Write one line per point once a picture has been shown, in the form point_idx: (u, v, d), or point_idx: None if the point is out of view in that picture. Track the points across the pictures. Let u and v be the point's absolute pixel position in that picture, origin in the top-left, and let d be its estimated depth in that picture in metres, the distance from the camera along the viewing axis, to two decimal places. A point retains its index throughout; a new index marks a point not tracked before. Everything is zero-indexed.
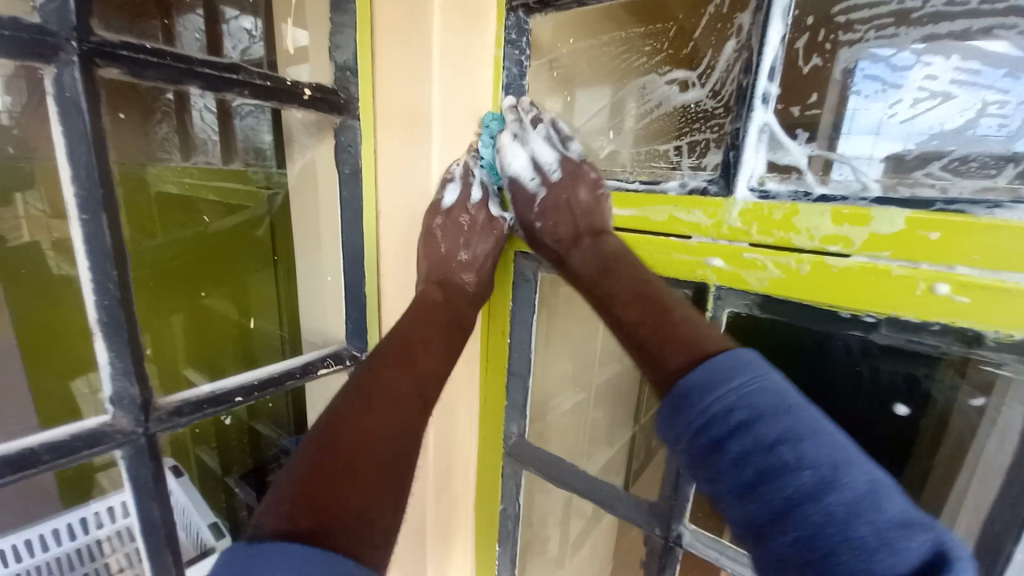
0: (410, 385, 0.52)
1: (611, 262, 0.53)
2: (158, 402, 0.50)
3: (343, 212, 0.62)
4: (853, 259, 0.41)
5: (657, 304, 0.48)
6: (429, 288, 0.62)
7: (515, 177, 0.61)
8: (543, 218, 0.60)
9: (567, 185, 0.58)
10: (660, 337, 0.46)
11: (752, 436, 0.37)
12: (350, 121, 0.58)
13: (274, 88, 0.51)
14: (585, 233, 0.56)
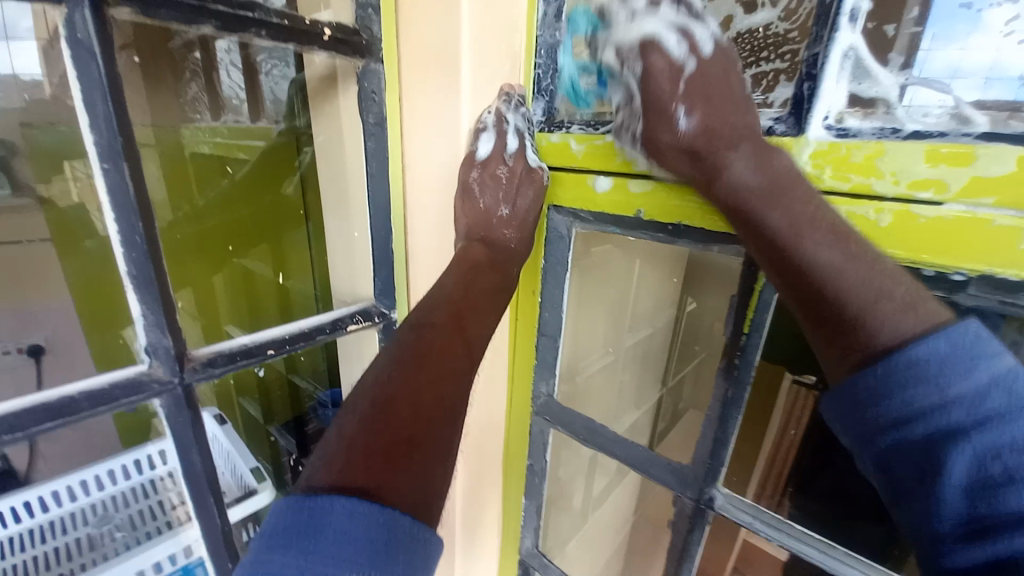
0: (464, 354, 0.49)
1: (776, 174, 0.41)
2: (193, 354, 0.50)
3: (368, 165, 0.59)
4: (945, 208, 0.35)
5: (863, 248, 0.37)
6: (472, 245, 0.59)
7: (649, 43, 0.45)
8: (685, 110, 0.45)
9: (717, 61, 0.45)
10: (858, 304, 0.37)
11: (970, 406, 0.33)
12: (373, 65, 0.55)
13: (292, 27, 0.48)
14: (746, 144, 0.42)
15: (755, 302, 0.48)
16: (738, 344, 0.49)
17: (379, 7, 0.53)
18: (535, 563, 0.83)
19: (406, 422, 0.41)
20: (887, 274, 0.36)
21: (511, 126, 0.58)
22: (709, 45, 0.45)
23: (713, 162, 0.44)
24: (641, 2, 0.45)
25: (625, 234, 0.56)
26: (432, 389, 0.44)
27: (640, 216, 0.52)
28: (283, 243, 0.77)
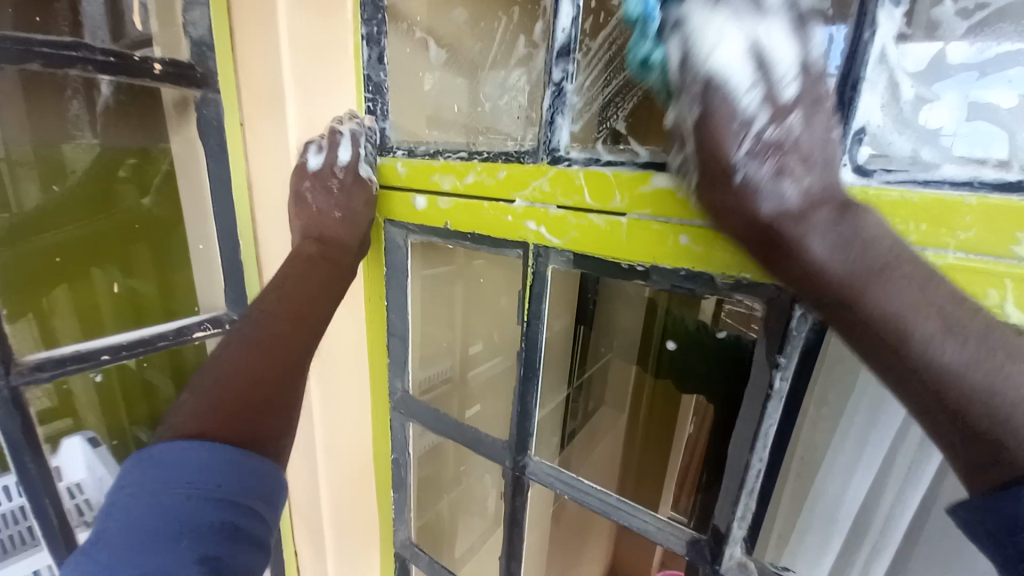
0: (306, 337, 0.54)
1: (863, 251, 0.33)
2: (21, 359, 0.54)
3: (211, 182, 0.65)
4: (628, 217, 0.48)
5: (966, 332, 0.30)
6: (304, 243, 0.62)
7: (712, 79, 0.33)
8: (750, 167, 0.34)
9: (806, 117, 0.34)
10: (980, 392, 0.29)
11: None
12: (210, 95, 0.61)
13: (118, 63, 0.54)
14: (825, 207, 0.34)
15: (531, 296, 0.58)
16: (523, 329, 0.60)
17: (215, 46, 0.60)
18: (407, 555, 0.88)
19: (243, 395, 0.45)
20: (999, 370, 0.29)
21: (344, 134, 0.61)
22: (795, 85, 0.33)
23: (790, 235, 0.34)
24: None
25: (445, 243, 0.65)
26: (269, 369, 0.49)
27: (447, 227, 0.62)
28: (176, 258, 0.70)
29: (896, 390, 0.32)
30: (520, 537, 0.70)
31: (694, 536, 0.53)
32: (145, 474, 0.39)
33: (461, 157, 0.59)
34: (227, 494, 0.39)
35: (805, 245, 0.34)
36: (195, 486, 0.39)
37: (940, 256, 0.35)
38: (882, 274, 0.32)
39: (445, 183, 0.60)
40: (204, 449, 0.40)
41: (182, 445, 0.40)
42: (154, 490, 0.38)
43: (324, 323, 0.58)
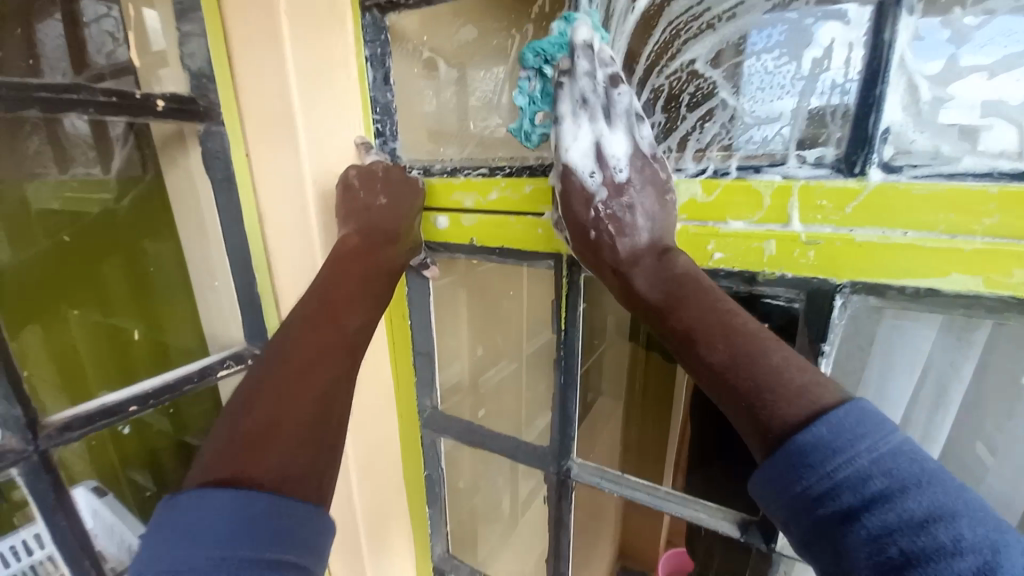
0: (342, 350, 0.50)
1: (671, 281, 0.43)
2: (47, 421, 0.52)
3: (222, 216, 0.62)
4: None
5: (747, 334, 0.38)
6: (350, 234, 0.59)
7: (570, 167, 0.48)
8: (600, 220, 0.48)
9: (624, 187, 0.47)
10: (752, 385, 0.36)
11: (893, 510, 0.29)
12: (214, 127, 0.59)
13: (121, 103, 0.51)
14: (647, 255, 0.46)
15: (566, 303, 0.59)
16: (560, 338, 0.61)
17: (214, 76, 0.57)
18: (447, 567, 0.89)
19: (267, 416, 0.43)
20: (775, 366, 0.36)
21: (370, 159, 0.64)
22: (625, 170, 0.47)
23: (621, 272, 0.46)
24: (600, 106, 0.47)
25: (468, 258, 0.65)
26: (293, 387, 0.46)
27: (474, 242, 0.62)
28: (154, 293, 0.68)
29: (715, 395, 0.38)
30: (566, 538, 0.71)
31: (744, 518, 0.55)
32: (168, 538, 0.35)
33: (482, 173, 0.58)
34: (261, 550, 0.36)
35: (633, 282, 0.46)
36: (227, 548, 0.35)
37: (970, 242, 0.38)
38: (676, 299, 0.42)
39: (467, 200, 0.60)
40: (235, 499, 0.37)
41: (207, 495, 0.37)
42: (186, 549, 0.35)
43: (365, 331, 0.54)
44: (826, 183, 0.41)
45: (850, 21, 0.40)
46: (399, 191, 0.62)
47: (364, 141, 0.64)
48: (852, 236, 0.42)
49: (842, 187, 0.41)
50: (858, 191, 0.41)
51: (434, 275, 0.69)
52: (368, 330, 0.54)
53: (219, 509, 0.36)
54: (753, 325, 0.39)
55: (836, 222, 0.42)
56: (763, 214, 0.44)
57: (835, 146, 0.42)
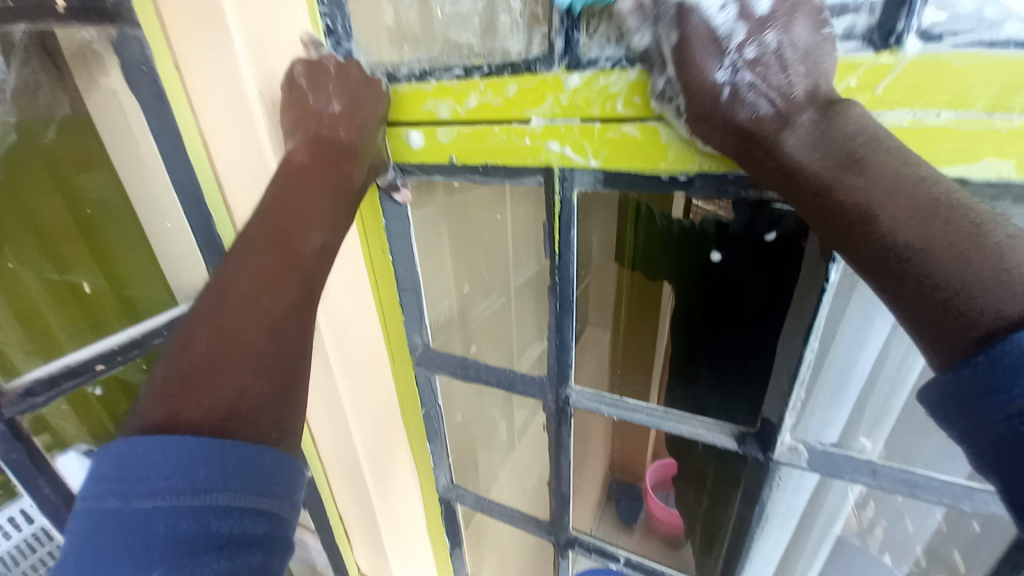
0: (300, 289, 0.45)
1: (840, 144, 0.34)
2: (6, 387, 0.48)
3: (159, 144, 0.54)
4: (663, 119, 0.43)
5: (944, 211, 0.30)
6: (296, 147, 0.51)
7: (688, 6, 0.36)
8: (739, 72, 0.36)
9: (783, 16, 0.35)
10: (980, 269, 0.29)
11: None
12: (129, 31, 0.49)
13: (18, 7, 0.45)
14: (808, 109, 0.35)
15: (560, 225, 0.54)
16: (554, 263, 0.57)
17: None
18: (452, 496, 0.91)
19: (215, 355, 0.40)
20: (998, 248, 0.29)
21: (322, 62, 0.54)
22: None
23: (766, 138, 0.36)
24: None
25: (449, 180, 0.59)
26: (240, 311, 0.42)
27: (453, 161, 0.55)
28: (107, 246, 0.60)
29: (893, 291, 0.32)
30: (567, 460, 0.72)
31: (742, 431, 0.56)
32: (103, 485, 0.34)
33: (458, 76, 0.51)
34: (203, 497, 0.35)
35: (781, 143, 0.36)
36: (166, 498, 0.34)
37: (1009, 121, 0.34)
38: (861, 162, 0.33)
39: (443, 109, 0.53)
40: (172, 444, 0.35)
41: (140, 441, 0.35)
42: (121, 500, 0.34)
43: (325, 255, 0.49)
44: (857, 61, 0.36)
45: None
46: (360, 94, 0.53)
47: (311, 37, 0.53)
48: (881, 122, 0.37)
49: (873, 64, 0.36)
50: (891, 67, 0.35)
51: (406, 200, 0.63)
52: (329, 255, 0.49)
53: (157, 449, 0.35)
54: (968, 211, 0.30)
55: (864, 107, 0.37)
56: None
57: (872, 11, 0.35)
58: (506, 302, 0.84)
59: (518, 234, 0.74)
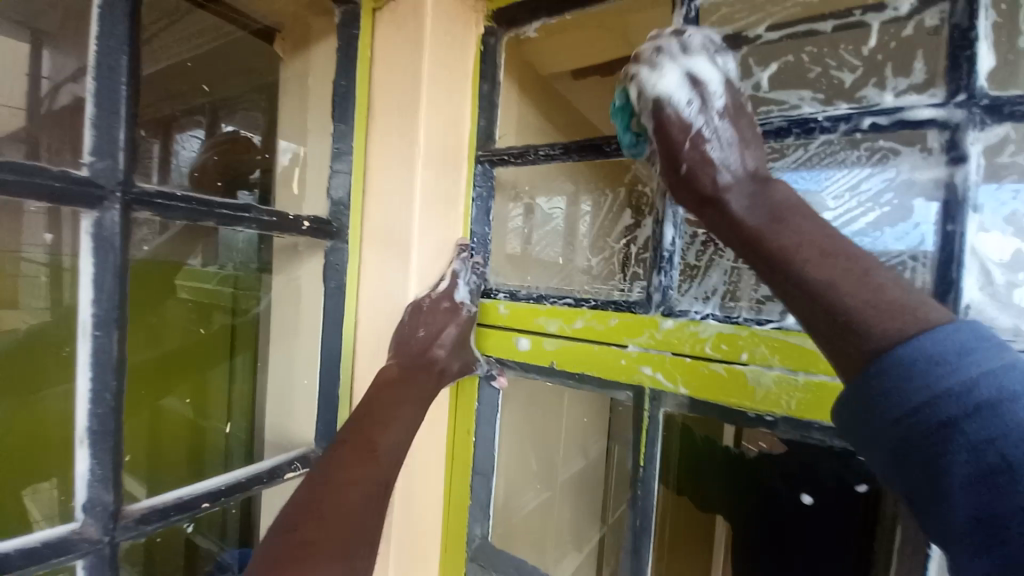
0: (370, 475, 0.55)
1: (769, 202, 0.40)
2: (127, 509, 0.51)
3: (326, 319, 0.69)
4: (748, 365, 0.51)
5: (835, 238, 0.36)
6: (393, 359, 0.65)
7: (661, 98, 0.45)
8: (699, 142, 0.44)
9: (732, 116, 0.44)
10: (863, 298, 0.33)
11: (1015, 425, 0.26)
12: (339, 244, 0.68)
13: (278, 221, 0.60)
14: (746, 180, 0.42)
15: (646, 438, 0.59)
16: (638, 475, 0.59)
17: (349, 204, 0.69)
18: None
19: (302, 534, 0.49)
20: (878, 282, 0.33)
21: (462, 268, 0.70)
22: (722, 98, 0.44)
23: (709, 193, 0.43)
24: (676, 47, 0.46)
25: (543, 379, 0.68)
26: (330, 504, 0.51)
27: (553, 366, 0.65)
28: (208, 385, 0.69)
29: (805, 320, 0.35)
30: None
31: None
32: None
33: (568, 303, 0.64)
34: None
35: (726, 204, 0.42)
36: None
37: None
38: (779, 219, 0.38)
39: (551, 324, 0.65)
40: None
41: None
42: None
43: (400, 447, 0.58)
44: None
45: (916, 213, 0.46)
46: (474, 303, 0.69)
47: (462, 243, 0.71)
48: None
49: None
50: None
51: (501, 385, 0.71)
52: (403, 446, 0.59)
53: None
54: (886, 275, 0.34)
55: None
56: None
57: None
58: (547, 499, 0.83)
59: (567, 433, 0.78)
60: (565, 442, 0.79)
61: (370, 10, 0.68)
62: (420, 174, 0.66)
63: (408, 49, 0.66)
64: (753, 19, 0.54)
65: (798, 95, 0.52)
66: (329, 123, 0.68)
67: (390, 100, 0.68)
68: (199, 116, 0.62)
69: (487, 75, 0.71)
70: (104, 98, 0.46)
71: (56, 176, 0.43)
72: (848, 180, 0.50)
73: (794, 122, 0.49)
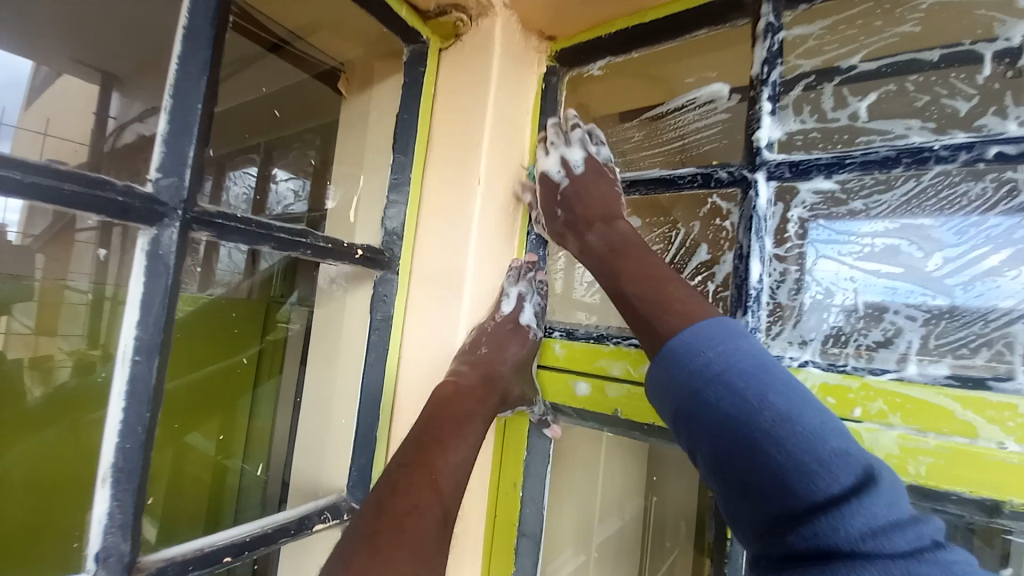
0: (434, 499, 0.50)
1: (614, 245, 0.57)
2: (143, 561, 0.45)
3: (368, 354, 0.65)
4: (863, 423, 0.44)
5: (643, 266, 0.53)
6: (448, 380, 0.61)
7: (546, 172, 0.64)
8: (566, 184, 0.63)
9: (591, 176, 0.62)
10: (654, 312, 0.48)
11: (728, 388, 0.39)
12: (389, 275, 0.65)
13: (333, 248, 0.58)
14: (598, 224, 0.59)
15: None
16: (724, 549, 0.51)
17: (403, 235, 0.66)
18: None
19: (369, 566, 0.42)
20: (660, 281, 0.51)
21: (523, 289, 0.66)
22: (582, 163, 0.63)
23: (588, 227, 0.60)
24: (558, 137, 0.65)
25: (603, 428, 0.61)
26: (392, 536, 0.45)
27: (617, 414, 0.58)
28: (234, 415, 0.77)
29: (631, 322, 0.51)
30: None
31: None
32: None
33: (635, 344, 0.58)
34: None
35: (601, 229, 0.59)
36: None
37: None
38: (613, 252, 0.56)
39: (615, 367, 0.59)
40: None
41: None
42: None
43: (457, 474, 0.54)
44: None
45: None
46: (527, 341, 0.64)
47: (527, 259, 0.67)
48: None
49: None
50: None
51: (555, 435, 0.64)
52: (460, 473, 0.54)
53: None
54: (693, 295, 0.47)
55: None
56: (993, 429, 0.40)
57: None
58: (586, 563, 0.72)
59: (607, 486, 0.73)
60: (603, 496, 0.74)
61: (436, 49, 0.69)
62: (479, 203, 0.63)
63: (473, 84, 0.65)
64: (844, 51, 0.54)
65: (904, 125, 0.48)
66: (388, 154, 0.68)
67: (451, 133, 0.67)
68: (253, 153, 0.70)
69: (548, 112, 0.70)
70: (179, 115, 0.45)
71: (120, 190, 0.41)
72: (968, 215, 0.46)
73: (905, 151, 0.44)
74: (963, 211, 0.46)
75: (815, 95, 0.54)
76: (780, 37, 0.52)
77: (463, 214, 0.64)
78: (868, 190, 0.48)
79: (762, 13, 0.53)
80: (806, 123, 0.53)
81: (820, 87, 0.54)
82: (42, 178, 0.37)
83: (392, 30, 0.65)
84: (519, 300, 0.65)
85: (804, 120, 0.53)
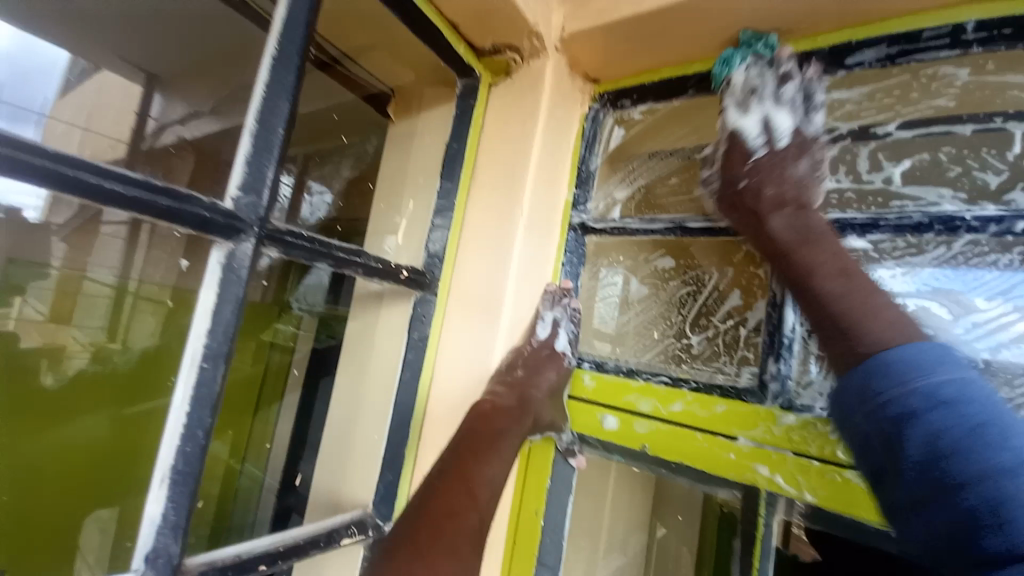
0: (472, 512, 0.54)
1: (808, 230, 0.52)
2: (188, 563, 0.46)
3: (402, 372, 0.67)
4: None
5: (856, 280, 0.47)
6: (491, 394, 0.63)
7: (737, 130, 0.58)
8: (762, 155, 0.56)
9: (779, 158, 0.55)
10: (856, 315, 0.45)
11: (945, 417, 0.37)
12: (428, 296, 0.68)
13: (382, 270, 0.61)
14: (790, 208, 0.54)
15: (760, 548, 0.52)
16: None
17: (443, 258, 0.69)
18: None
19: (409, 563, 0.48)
20: (852, 284, 0.47)
21: (553, 319, 0.68)
22: (788, 139, 0.56)
23: (756, 215, 0.55)
24: (769, 92, 0.57)
25: (629, 462, 0.63)
26: (430, 541, 0.50)
27: (646, 450, 0.60)
28: (253, 424, 0.75)
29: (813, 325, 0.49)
30: None
31: None
32: None
33: (666, 381, 0.60)
34: None
35: (767, 224, 0.54)
36: None
37: None
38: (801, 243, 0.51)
39: (645, 402, 0.61)
40: None
41: None
42: None
43: (493, 487, 0.58)
44: None
45: None
46: (556, 368, 0.66)
47: (561, 287, 0.70)
48: None
49: None
50: None
51: (580, 465, 0.66)
52: (495, 486, 0.58)
53: None
54: (883, 300, 0.45)
55: None
56: None
57: None
58: None
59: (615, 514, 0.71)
60: (611, 525, 0.72)
61: (488, 84, 0.74)
62: (520, 235, 0.66)
63: (521, 118, 0.69)
64: (881, 117, 0.56)
65: (938, 194, 0.52)
66: (434, 180, 0.71)
67: (496, 163, 0.70)
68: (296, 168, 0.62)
69: (587, 148, 0.73)
70: (261, 141, 0.48)
71: (206, 207, 0.44)
72: (999, 282, 0.48)
73: (937, 219, 0.48)
74: (993, 279, 0.49)
75: (852, 157, 0.58)
76: (820, 97, 0.57)
77: (505, 244, 0.66)
78: (896, 247, 0.52)
79: (808, 69, 0.58)
80: (842, 182, 0.58)
81: (856, 150, 0.57)
82: (141, 193, 0.40)
83: (449, 66, 0.69)
84: (553, 326, 0.68)
85: (840, 180, 0.58)
